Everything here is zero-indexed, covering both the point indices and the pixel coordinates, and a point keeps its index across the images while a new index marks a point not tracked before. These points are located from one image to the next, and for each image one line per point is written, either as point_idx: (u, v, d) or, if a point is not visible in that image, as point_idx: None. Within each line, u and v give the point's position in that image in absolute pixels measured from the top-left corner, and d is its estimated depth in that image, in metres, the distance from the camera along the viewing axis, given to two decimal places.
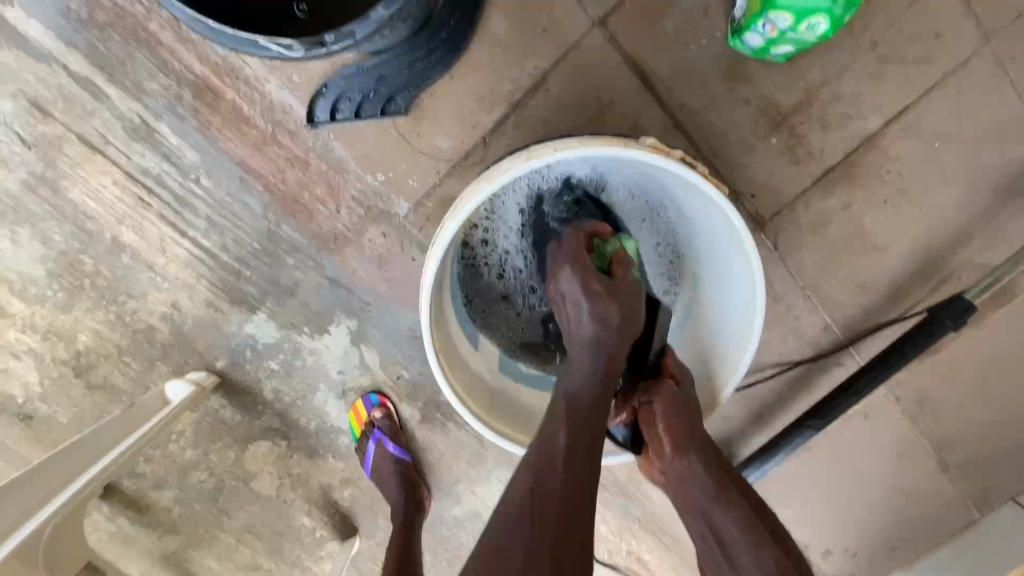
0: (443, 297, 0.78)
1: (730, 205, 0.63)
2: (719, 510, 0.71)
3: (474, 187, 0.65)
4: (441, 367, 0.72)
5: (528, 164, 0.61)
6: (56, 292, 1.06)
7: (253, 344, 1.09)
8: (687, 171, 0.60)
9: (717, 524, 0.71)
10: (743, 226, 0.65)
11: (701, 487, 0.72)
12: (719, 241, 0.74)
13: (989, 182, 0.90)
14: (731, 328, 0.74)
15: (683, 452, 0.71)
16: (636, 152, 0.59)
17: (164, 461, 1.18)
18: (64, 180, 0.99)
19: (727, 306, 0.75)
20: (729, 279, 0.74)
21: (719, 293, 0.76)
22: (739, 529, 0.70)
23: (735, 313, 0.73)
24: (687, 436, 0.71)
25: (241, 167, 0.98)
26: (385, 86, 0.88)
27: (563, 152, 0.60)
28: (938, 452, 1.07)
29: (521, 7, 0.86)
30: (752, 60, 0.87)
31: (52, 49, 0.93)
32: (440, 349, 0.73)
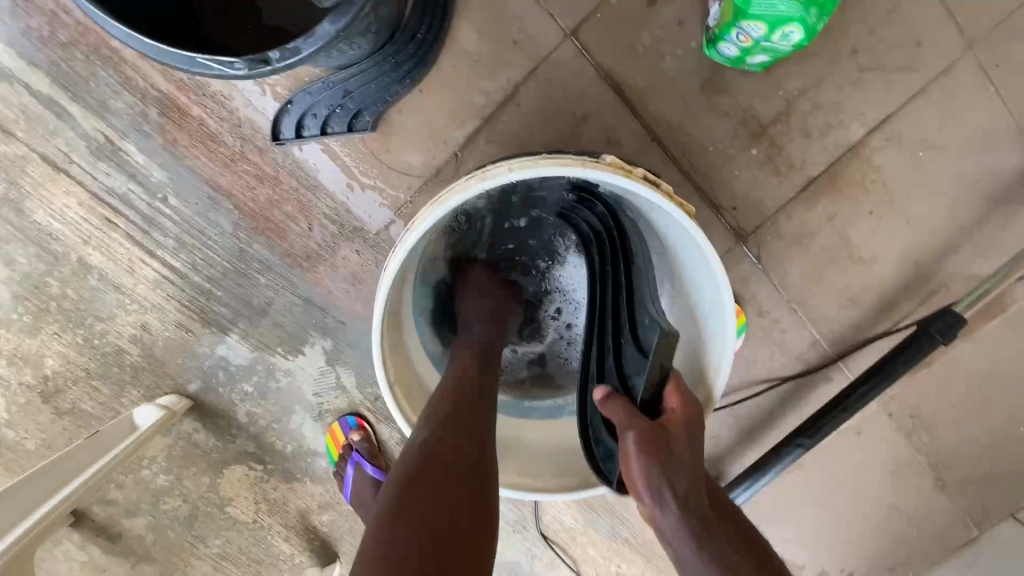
0: (403, 320, 0.76)
1: (695, 227, 0.60)
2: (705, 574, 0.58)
3: (429, 210, 0.62)
4: (393, 399, 0.70)
5: (482, 187, 0.58)
6: (21, 316, 1.03)
7: (226, 366, 1.06)
8: (649, 192, 0.57)
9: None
10: (709, 247, 0.62)
11: (684, 546, 0.59)
12: (687, 256, 0.71)
13: (977, 191, 0.88)
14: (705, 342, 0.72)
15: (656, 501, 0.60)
16: (594, 172, 0.57)
17: (136, 487, 1.15)
18: (28, 200, 0.97)
19: (702, 325, 0.72)
20: (699, 293, 0.72)
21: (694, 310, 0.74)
22: None
23: (709, 328, 0.71)
24: (675, 481, 0.60)
25: (209, 186, 0.95)
26: (351, 101, 0.85)
27: (518, 173, 0.57)
28: (934, 468, 1.04)
29: (492, 18, 0.84)
30: (730, 70, 0.85)
31: (12, 68, 0.90)
32: (395, 379, 0.71)
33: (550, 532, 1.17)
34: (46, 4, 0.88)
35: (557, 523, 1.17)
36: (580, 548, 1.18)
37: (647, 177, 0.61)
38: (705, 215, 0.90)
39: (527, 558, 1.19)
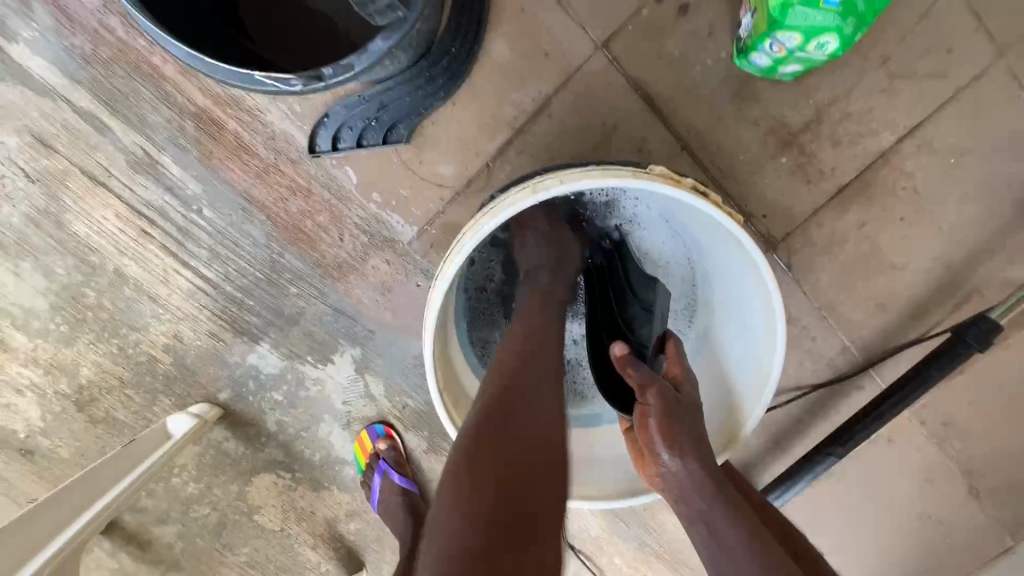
0: (445, 326, 0.77)
1: (743, 233, 0.60)
2: (722, 517, 0.60)
3: (477, 220, 0.63)
4: (443, 403, 0.71)
5: (535, 197, 0.59)
6: (58, 326, 1.05)
7: (256, 375, 1.07)
8: (699, 201, 0.58)
9: (717, 535, 0.60)
10: (756, 252, 0.62)
11: (700, 490, 0.61)
12: (738, 283, 0.73)
13: (1009, 198, 0.88)
14: (743, 374, 0.73)
15: (677, 451, 0.62)
16: (645, 182, 0.57)
17: (167, 495, 1.16)
18: (67, 213, 0.99)
19: (750, 340, 0.72)
20: (744, 321, 0.73)
21: (740, 327, 0.74)
22: (742, 535, 0.59)
23: (749, 363, 0.72)
24: (687, 428, 0.64)
25: (243, 197, 0.97)
26: (386, 114, 0.87)
27: (569, 184, 0.58)
28: (968, 476, 1.02)
29: (523, 32, 0.86)
30: (760, 79, 0.85)
31: (55, 84, 0.93)
32: (444, 387, 0.72)
33: (576, 539, 1.17)
34: (90, 24, 0.91)
35: (583, 531, 1.17)
36: (606, 557, 1.18)
37: (698, 189, 0.62)
38: None
39: None
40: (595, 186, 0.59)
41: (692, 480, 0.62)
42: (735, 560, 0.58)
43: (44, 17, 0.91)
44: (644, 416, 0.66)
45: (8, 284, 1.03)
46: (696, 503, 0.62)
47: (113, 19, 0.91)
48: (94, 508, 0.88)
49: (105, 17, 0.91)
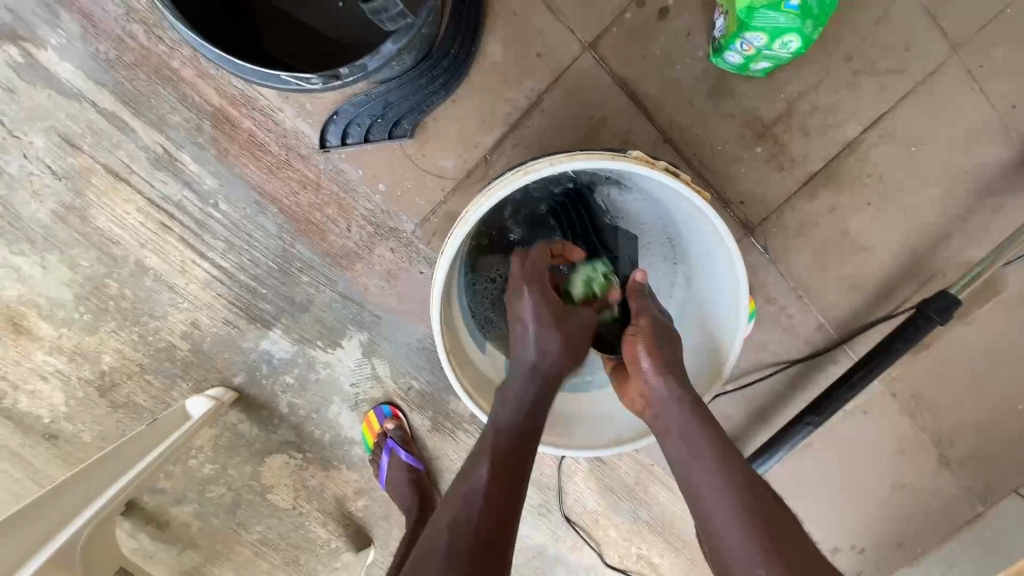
0: (450, 299, 0.84)
1: (705, 204, 0.67)
2: (699, 430, 0.68)
3: (476, 200, 0.70)
4: (450, 364, 0.78)
5: (526, 179, 0.66)
6: (82, 315, 1.11)
7: (269, 359, 1.14)
8: (669, 180, 0.65)
9: (692, 446, 0.68)
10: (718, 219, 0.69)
11: (680, 405, 0.70)
12: (706, 247, 0.80)
13: (967, 183, 0.95)
14: (717, 324, 0.81)
15: (661, 370, 0.72)
16: (622, 164, 0.64)
17: (184, 476, 1.22)
18: (91, 208, 1.06)
19: (722, 298, 0.80)
20: (716, 282, 0.81)
21: (713, 287, 0.82)
22: (713, 444, 0.67)
23: (722, 313, 0.80)
24: (671, 353, 0.74)
25: (257, 191, 1.04)
26: (391, 111, 0.95)
27: (556, 166, 0.65)
28: (938, 446, 1.10)
29: (517, 34, 0.93)
30: (735, 75, 0.93)
31: (81, 87, 1.00)
32: (450, 351, 0.79)
33: (573, 513, 1.23)
34: (115, 31, 0.98)
35: (579, 505, 1.23)
36: (601, 529, 1.24)
37: (669, 171, 0.69)
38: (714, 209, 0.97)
39: (551, 542, 1.25)
40: (579, 168, 0.66)
41: (674, 396, 0.71)
42: (702, 467, 0.66)
43: (71, 24, 0.97)
44: (633, 336, 0.76)
45: (35, 276, 1.09)
46: (674, 416, 0.70)
47: (136, 27, 0.97)
48: (119, 482, 0.92)
49: (128, 24, 0.97)
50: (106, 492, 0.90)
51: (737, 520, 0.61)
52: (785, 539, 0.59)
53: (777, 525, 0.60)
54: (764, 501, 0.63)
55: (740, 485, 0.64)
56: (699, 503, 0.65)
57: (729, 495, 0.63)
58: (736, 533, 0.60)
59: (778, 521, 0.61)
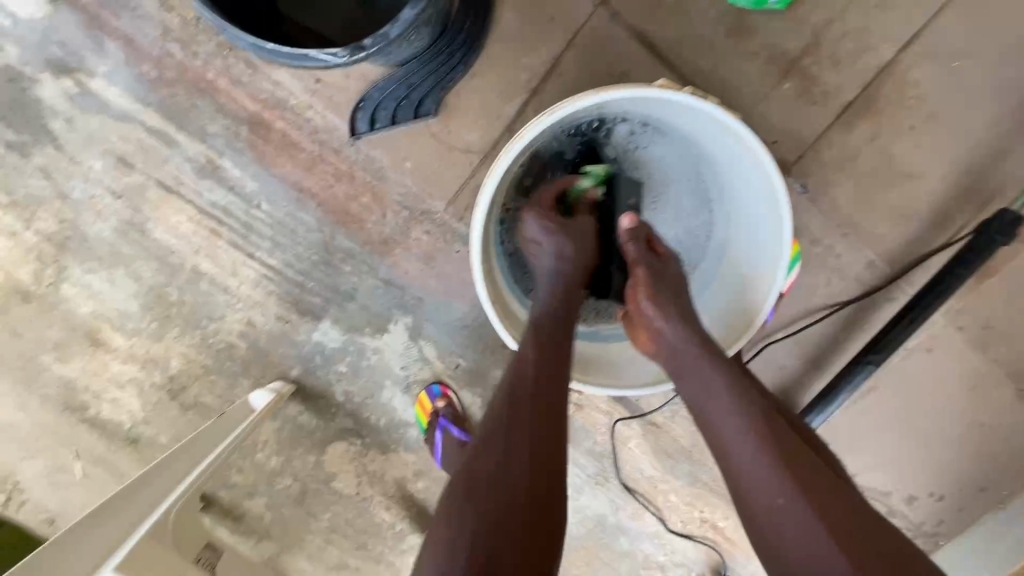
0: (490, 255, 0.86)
1: (733, 118, 0.70)
2: (709, 368, 0.70)
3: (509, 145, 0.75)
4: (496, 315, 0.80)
5: (554, 115, 0.71)
6: (149, 323, 1.19)
7: (322, 350, 1.19)
8: (699, 100, 0.69)
9: (703, 382, 0.69)
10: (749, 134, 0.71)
11: (689, 344, 0.72)
12: (747, 187, 0.82)
13: (1019, 94, 0.90)
14: (758, 266, 0.82)
15: (665, 315, 0.74)
16: (648, 90, 0.68)
17: (254, 470, 1.29)
18: (148, 221, 1.13)
19: (761, 220, 0.81)
20: (755, 209, 0.82)
21: (752, 214, 0.83)
22: (723, 378, 0.68)
23: (764, 254, 0.81)
24: (673, 300, 0.76)
25: (296, 189, 1.09)
26: (415, 91, 0.98)
27: (583, 99, 0.70)
28: (1015, 379, 1.04)
29: (529, 1, 0.94)
30: (755, 12, 0.91)
31: (129, 109, 1.07)
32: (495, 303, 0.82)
33: (631, 480, 1.22)
34: (153, 52, 1.04)
35: (636, 472, 1.22)
36: (661, 495, 1.23)
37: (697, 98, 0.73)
38: None
39: (611, 511, 1.25)
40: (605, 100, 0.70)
41: (681, 337, 0.73)
42: (714, 399, 0.67)
43: (115, 51, 1.05)
44: (635, 286, 0.77)
45: (105, 291, 1.18)
46: (683, 354, 0.72)
47: (173, 45, 1.04)
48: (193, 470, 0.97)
49: (165, 44, 1.04)
50: (186, 478, 0.96)
51: (753, 449, 0.62)
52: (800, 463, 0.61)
53: (790, 453, 0.62)
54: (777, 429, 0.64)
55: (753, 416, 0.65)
56: (714, 436, 0.66)
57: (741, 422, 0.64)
58: (754, 462, 0.62)
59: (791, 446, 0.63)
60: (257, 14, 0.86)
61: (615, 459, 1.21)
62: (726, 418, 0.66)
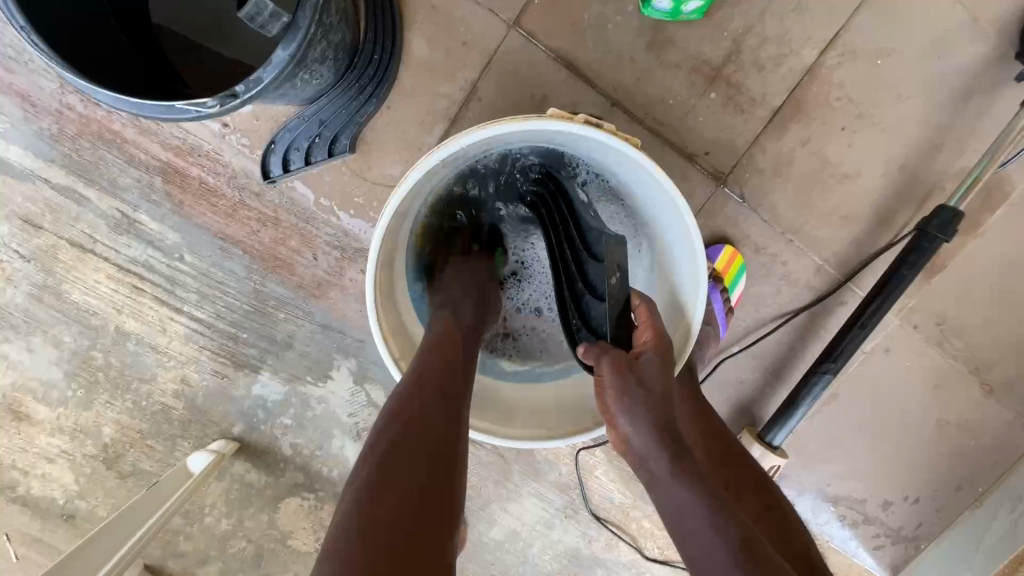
0: (400, 303, 0.83)
1: (628, 147, 0.67)
2: (682, 488, 0.61)
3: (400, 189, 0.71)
4: (403, 371, 0.77)
5: (438, 156, 0.67)
6: (75, 391, 1.11)
7: (264, 404, 1.12)
8: (593, 131, 0.66)
9: (678, 506, 0.60)
10: (646, 162, 0.68)
11: (657, 457, 0.63)
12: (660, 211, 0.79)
13: (945, 86, 0.89)
14: (682, 292, 0.79)
15: (631, 422, 0.66)
16: (535, 122, 0.65)
17: (203, 535, 1.18)
18: (63, 283, 1.06)
19: (679, 247, 0.78)
20: (674, 236, 0.79)
21: (671, 241, 0.80)
22: (697, 505, 0.59)
23: (685, 279, 0.78)
24: (639, 396, 0.67)
25: (220, 237, 1.03)
26: (327, 128, 0.92)
27: (466, 138, 0.66)
28: (977, 373, 1.01)
29: (439, 27, 0.90)
30: (672, 24, 0.89)
31: (32, 167, 1.01)
32: (402, 358, 0.78)
33: (602, 510, 1.17)
34: (53, 106, 0.98)
35: (607, 501, 1.17)
36: (635, 522, 1.18)
37: (592, 122, 0.70)
38: (680, 165, 0.92)
39: (585, 544, 1.18)
40: (490, 135, 0.67)
41: (648, 446, 0.65)
42: (692, 529, 0.59)
43: (11, 108, 0.99)
44: (599, 385, 0.71)
45: (24, 361, 1.10)
46: (651, 470, 0.64)
47: (73, 97, 0.98)
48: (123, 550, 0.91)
49: (65, 96, 0.98)
50: (118, 550, 0.90)
51: None
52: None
53: None
54: (767, 569, 0.54)
55: (747, 567, 0.54)
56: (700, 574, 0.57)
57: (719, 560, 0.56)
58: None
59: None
60: (137, 56, 0.80)
61: (584, 489, 1.16)
62: (707, 560, 0.56)
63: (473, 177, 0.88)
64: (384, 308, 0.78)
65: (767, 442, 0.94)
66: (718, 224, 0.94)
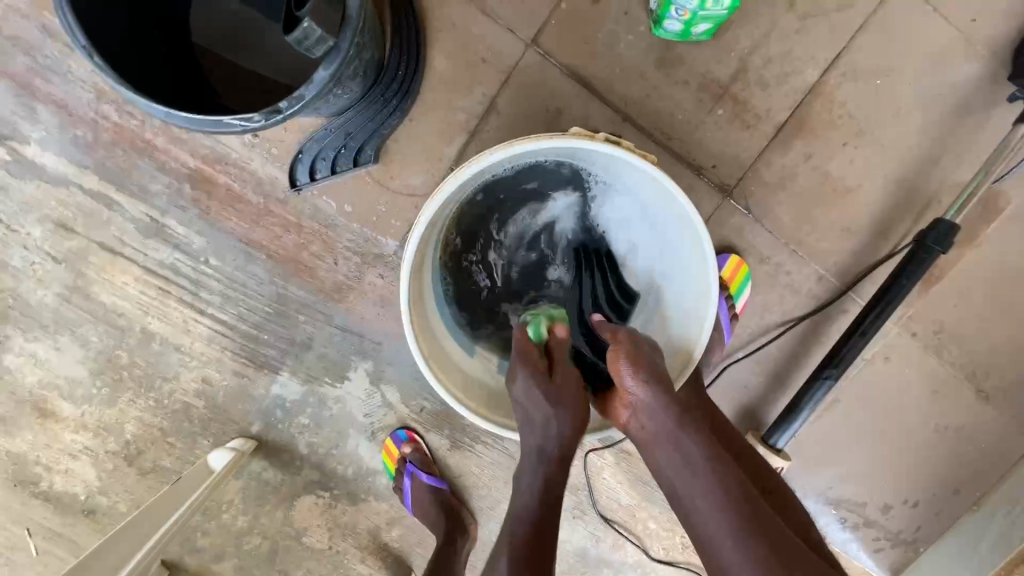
0: (426, 307, 0.87)
1: (648, 164, 0.71)
2: (688, 439, 0.68)
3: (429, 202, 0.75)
4: (431, 371, 0.81)
5: (467, 171, 0.71)
6: (100, 389, 1.15)
7: (282, 403, 1.16)
8: (614, 150, 0.70)
9: (686, 459, 0.67)
10: (664, 178, 0.72)
11: (666, 411, 0.69)
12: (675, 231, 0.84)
13: (941, 105, 0.93)
14: (693, 301, 0.83)
15: (644, 382, 0.70)
16: (560, 140, 0.69)
17: (220, 531, 1.22)
18: (92, 285, 1.10)
19: (692, 259, 0.82)
20: (687, 248, 0.83)
21: (683, 252, 0.84)
22: (703, 454, 0.67)
23: (696, 289, 0.82)
24: (651, 365, 0.72)
25: (244, 242, 1.07)
26: (353, 139, 0.97)
27: (496, 153, 0.70)
28: (974, 380, 1.05)
29: (459, 44, 0.95)
30: (681, 43, 0.93)
31: (67, 173, 1.05)
32: (430, 359, 0.82)
33: (609, 510, 1.20)
34: (88, 115, 1.03)
35: (614, 501, 1.20)
36: (641, 523, 1.21)
37: (611, 140, 0.74)
38: (689, 177, 0.96)
39: (592, 544, 1.21)
40: (518, 152, 0.71)
41: (659, 403, 0.70)
42: (692, 473, 0.66)
43: (48, 116, 1.03)
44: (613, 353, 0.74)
45: (52, 359, 1.14)
46: (657, 422, 0.70)
47: (108, 107, 1.03)
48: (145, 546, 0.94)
49: (100, 106, 1.03)
50: (141, 549, 0.94)
51: (738, 534, 0.60)
52: (791, 560, 0.58)
53: (779, 543, 0.60)
54: (762, 516, 0.62)
55: (743, 507, 0.62)
56: (697, 522, 0.64)
57: (718, 499, 0.63)
58: (736, 557, 0.59)
59: (781, 537, 0.60)
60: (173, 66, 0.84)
61: (591, 489, 1.19)
62: (703, 497, 0.64)
63: (491, 188, 0.91)
64: (413, 312, 0.81)
65: (771, 445, 0.98)
66: (724, 234, 0.98)
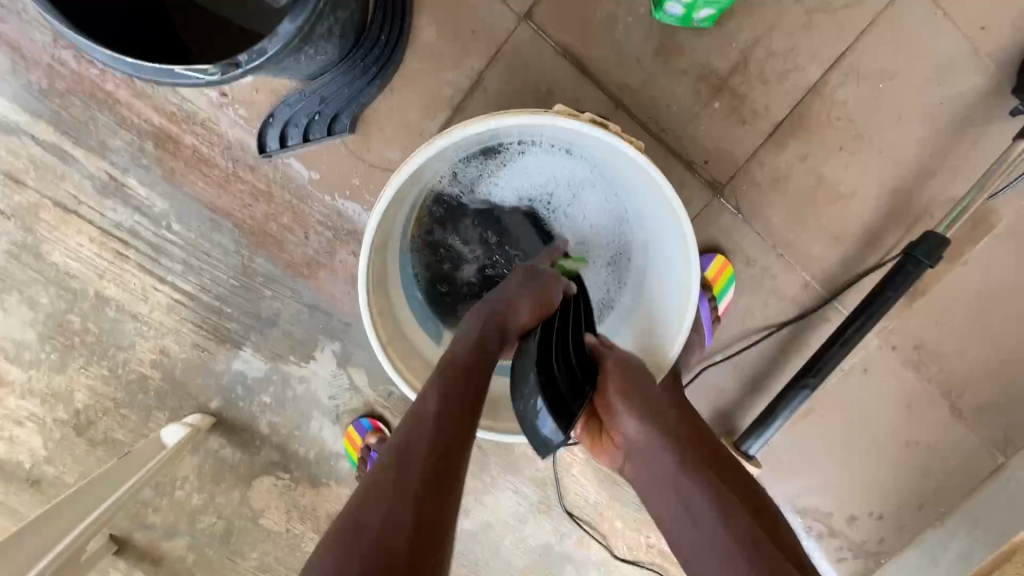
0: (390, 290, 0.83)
1: (624, 143, 0.67)
2: (683, 477, 0.65)
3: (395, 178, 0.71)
4: (388, 358, 0.76)
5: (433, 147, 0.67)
6: (49, 354, 1.09)
7: (243, 380, 1.11)
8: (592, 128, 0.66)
9: (686, 503, 0.64)
10: (638, 155, 0.67)
11: (661, 448, 0.67)
12: (660, 225, 0.81)
13: (942, 115, 0.91)
14: (674, 287, 0.80)
15: (637, 417, 0.69)
16: (538, 117, 0.65)
17: (173, 508, 1.17)
18: (44, 243, 1.03)
19: (672, 242, 0.79)
20: (668, 230, 0.80)
21: (665, 236, 0.81)
22: (703, 493, 0.64)
23: (676, 272, 0.79)
24: (640, 397, 0.71)
25: (209, 208, 1.01)
26: (328, 106, 0.91)
27: (465, 129, 0.66)
28: (949, 398, 1.04)
29: (449, 13, 0.89)
30: (681, 30, 0.89)
31: (19, 121, 0.98)
32: (388, 345, 0.78)
33: (576, 507, 1.18)
34: (43, 59, 0.95)
35: (582, 498, 1.18)
36: (607, 521, 1.19)
37: (597, 122, 0.70)
38: (679, 172, 0.93)
39: (557, 539, 1.19)
40: (491, 126, 0.67)
41: (653, 441, 0.68)
42: (694, 516, 0.63)
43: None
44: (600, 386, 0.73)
45: None
46: (653, 461, 0.67)
47: (65, 53, 0.95)
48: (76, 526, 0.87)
49: (57, 51, 0.95)
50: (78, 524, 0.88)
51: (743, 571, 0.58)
52: None
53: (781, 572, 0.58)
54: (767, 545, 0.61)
55: (745, 542, 0.60)
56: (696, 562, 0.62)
57: (722, 533, 0.61)
58: None
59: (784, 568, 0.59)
60: (138, 17, 0.79)
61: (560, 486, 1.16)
62: (708, 539, 0.61)
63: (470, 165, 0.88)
64: (374, 294, 0.77)
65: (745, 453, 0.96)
66: (712, 232, 0.95)
